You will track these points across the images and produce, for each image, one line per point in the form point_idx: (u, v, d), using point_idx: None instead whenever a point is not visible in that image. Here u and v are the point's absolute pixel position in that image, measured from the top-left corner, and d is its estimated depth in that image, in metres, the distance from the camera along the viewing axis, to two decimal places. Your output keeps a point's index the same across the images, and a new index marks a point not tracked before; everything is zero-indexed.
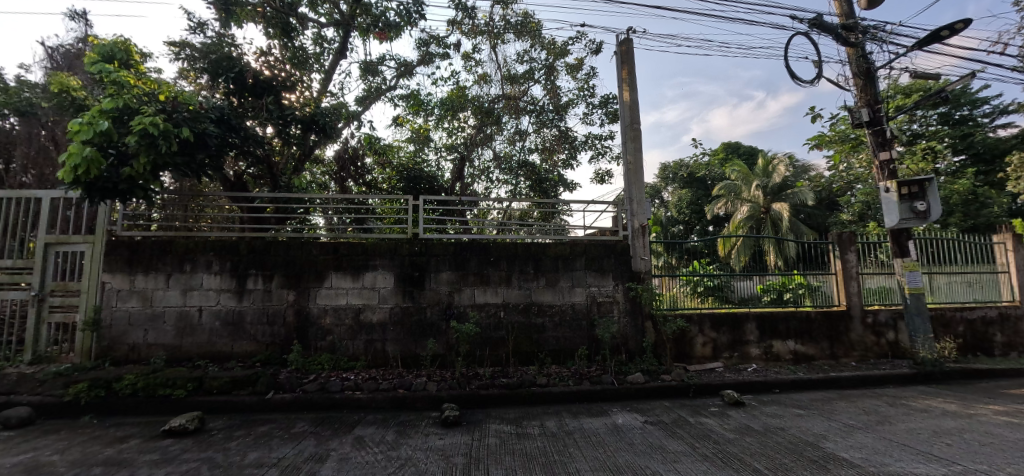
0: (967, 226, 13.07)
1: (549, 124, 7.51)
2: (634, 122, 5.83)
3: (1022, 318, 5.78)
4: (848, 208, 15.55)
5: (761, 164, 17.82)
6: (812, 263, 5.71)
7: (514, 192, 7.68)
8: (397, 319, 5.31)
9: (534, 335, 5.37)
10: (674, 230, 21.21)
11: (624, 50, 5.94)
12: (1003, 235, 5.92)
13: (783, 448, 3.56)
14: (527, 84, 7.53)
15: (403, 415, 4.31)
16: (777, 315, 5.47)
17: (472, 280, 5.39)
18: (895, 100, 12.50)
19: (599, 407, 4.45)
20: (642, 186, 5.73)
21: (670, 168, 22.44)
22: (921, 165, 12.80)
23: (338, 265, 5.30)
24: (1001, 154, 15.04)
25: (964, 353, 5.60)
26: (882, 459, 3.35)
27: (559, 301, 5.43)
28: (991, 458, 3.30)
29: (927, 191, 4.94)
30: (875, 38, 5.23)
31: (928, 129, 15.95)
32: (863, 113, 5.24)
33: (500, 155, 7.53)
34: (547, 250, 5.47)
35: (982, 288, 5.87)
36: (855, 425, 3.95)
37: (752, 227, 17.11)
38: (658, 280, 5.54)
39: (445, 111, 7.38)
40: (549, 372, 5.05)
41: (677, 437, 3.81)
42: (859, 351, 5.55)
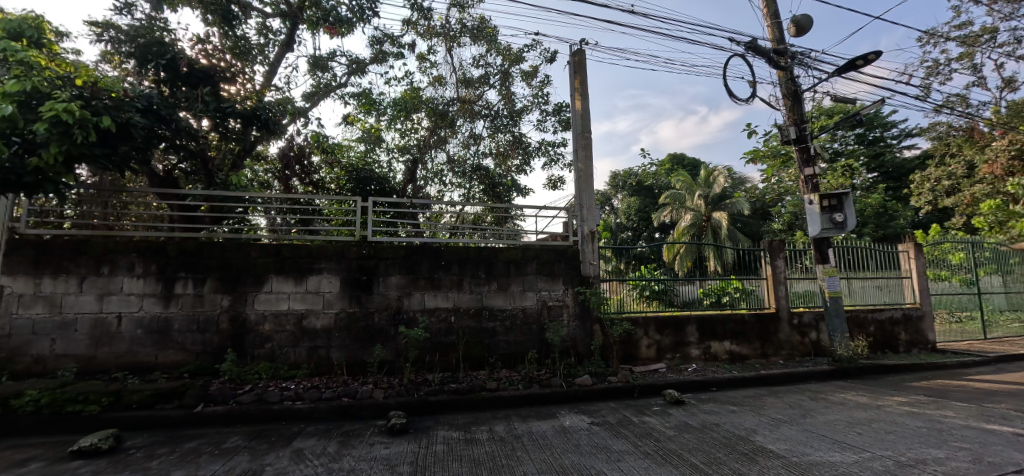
0: (877, 235, 14.59)
1: (503, 129, 7.56)
2: (586, 131, 5.99)
3: (921, 319, 6.48)
4: (779, 218, 16.81)
5: (703, 175, 18.89)
6: (746, 269, 6.12)
7: (467, 196, 7.66)
8: (343, 325, 5.10)
9: (485, 339, 5.34)
10: (623, 236, 21.98)
11: (577, 61, 6.10)
12: (906, 244, 6.63)
13: (718, 443, 3.75)
14: (482, 88, 7.54)
15: (347, 424, 4.12)
16: (716, 317, 5.80)
17: (423, 285, 5.28)
18: (820, 120, 13.76)
19: (548, 409, 4.49)
20: (592, 194, 5.91)
21: (620, 176, 23.33)
22: (841, 180, 14.17)
23: (279, 268, 5.01)
24: (907, 173, 16.93)
25: (874, 350, 6.19)
26: (805, 450, 3.61)
27: (510, 305, 5.45)
28: (894, 445, 3.66)
29: (844, 204, 5.44)
30: (801, 63, 5.71)
31: (847, 148, 17.65)
32: (791, 131, 5.70)
33: (454, 159, 7.49)
34: (499, 255, 5.48)
35: (890, 292, 6.52)
36: (782, 419, 4.25)
37: (695, 235, 18.07)
38: (606, 285, 5.71)
39: (398, 111, 7.22)
40: (499, 376, 5.04)
41: (621, 436, 3.92)
42: (786, 350, 5.99)
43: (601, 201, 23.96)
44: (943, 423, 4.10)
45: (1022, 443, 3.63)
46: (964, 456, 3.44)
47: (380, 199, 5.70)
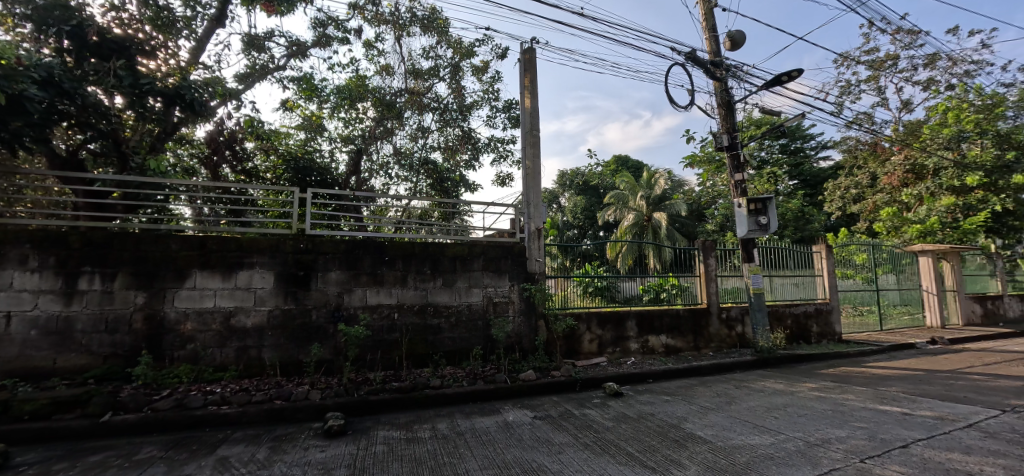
0: (795, 237, 16.10)
1: (452, 124, 7.47)
2: (534, 130, 6.04)
3: (829, 312, 7.21)
4: (712, 220, 17.99)
5: (645, 177, 19.81)
6: (682, 266, 6.48)
7: (414, 190, 7.49)
8: (277, 323, 4.79)
9: (429, 336, 5.25)
10: (568, 233, 22.60)
11: (527, 59, 6.14)
12: (819, 245, 7.33)
13: (653, 432, 3.94)
14: (432, 80, 7.38)
15: (279, 428, 3.87)
16: (654, 313, 6.09)
17: (365, 281, 5.09)
18: (749, 130, 14.92)
19: (492, 405, 4.50)
20: (539, 191, 5.99)
21: (568, 175, 23.84)
22: (766, 187, 15.44)
23: (204, 262, 4.61)
24: (821, 182, 18.81)
25: (791, 341, 6.80)
26: (729, 434, 3.89)
27: (455, 302, 5.39)
28: (804, 427, 4.04)
29: (767, 207, 5.89)
30: (734, 76, 6.11)
31: (773, 156, 19.29)
32: (724, 138, 6.10)
33: (400, 151, 7.26)
34: (445, 250, 5.40)
35: (805, 288, 7.17)
36: (709, 406, 4.54)
37: (636, 234, 18.91)
38: (552, 282, 5.81)
39: (341, 99, 6.89)
40: (443, 373, 4.97)
41: (562, 429, 4.00)
42: (716, 343, 6.42)
43: (548, 199, 24.39)
44: (845, 405, 4.58)
45: (907, 421, 4.14)
46: (861, 434, 3.87)
47: (321, 191, 5.41)
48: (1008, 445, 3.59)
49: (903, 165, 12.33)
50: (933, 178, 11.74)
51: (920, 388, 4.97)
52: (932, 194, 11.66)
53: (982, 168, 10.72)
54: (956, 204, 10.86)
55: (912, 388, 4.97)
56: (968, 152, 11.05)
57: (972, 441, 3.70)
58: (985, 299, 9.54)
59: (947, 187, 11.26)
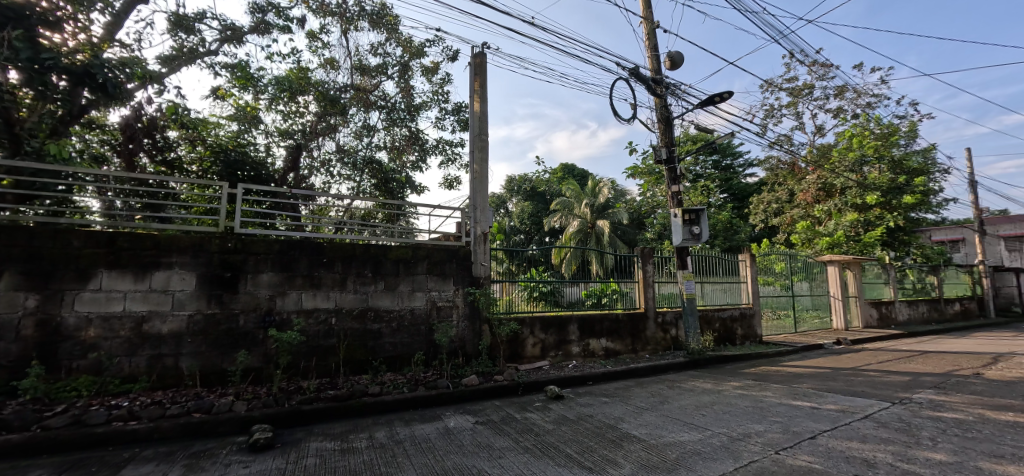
0: (725, 246, 17.38)
1: (399, 123, 7.31)
2: (482, 134, 6.06)
3: (752, 316, 7.82)
4: (651, 228, 18.95)
5: (590, 185, 20.53)
6: (622, 272, 6.76)
7: (357, 190, 7.22)
8: (198, 329, 4.40)
9: (369, 342, 5.06)
10: (515, 238, 22.85)
11: (478, 63, 6.15)
12: (745, 254, 7.96)
13: (591, 433, 4.06)
14: (379, 78, 7.20)
15: (197, 444, 3.55)
16: (595, 317, 6.30)
17: (300, 283, 4.82)
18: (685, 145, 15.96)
19: (433, 412, 4.41)
20: (486, 195, 6.02)
21: (516, 180, 24.14)
22: (699, 198, 16.55)
23: (113, 261, 4.14)
24: (747, 196, 20.49)
25: (718, 343, 7.30)
26: (661, 432, 4.09)
27: (397, 306, 5.25)
28: (728, 423, 4.33)
29: (700, 218, 6.30)
30: (673, 93, 6.49)
31: (706, 171, 20.76)
32: (663, 151, 6.44)
33: (343, 148, 6.97)
34: (388, 253, 5.26)
35: (732, 293, 7.74)
36: (644, 406, 4.74)
37: (581, 240, 19.49)
38: (497, 286, 5.83)
39: (280, 91, 6.51)
40: (383, 380, 4.83)
41: (503, 434, 4.01)
42: (652, 346, 6.74)
43: (496, 203, 24.46)
44: (764, 401, 4.98)
45: (815, 414, 4.58)
46: (777, 428, 4.22)
47: (253, 187, 5.06)
48: (896, 433, 4.08)
49: (816, 183, 13.72)
50: (840, 196, 13.16)
51: (826, 384, 5.52)
52: (839, 210, 13.05)
53: (880, 189, 12.20)
54: (858, 220, 12.24)
55: (820, 385, 5.50)
56: (869, 174, 12.52)
57: (867, 430, 4.16)
58: (880, 304, 10.81)
59: (851, 204, 12.66)
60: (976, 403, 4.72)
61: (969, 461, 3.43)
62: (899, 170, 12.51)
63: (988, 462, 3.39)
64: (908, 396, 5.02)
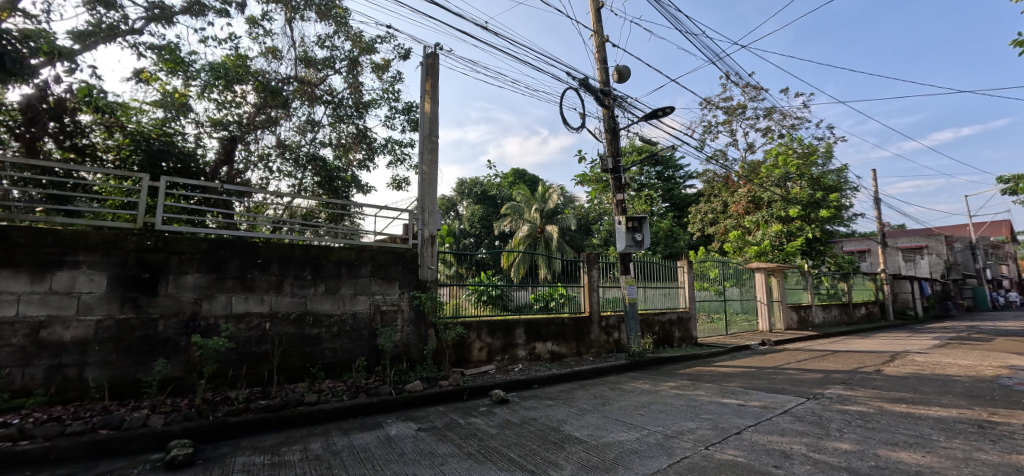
0: (666, 253, 18.34)
1: (346, 120, 7.05)
2: (432, 136, 5.99)
3: (688, 319, 8.29)
4: (597, 235, 19.60)
5: (540, 191, 20.94)
6: (569, 277, 6.95)
7: (298, 187, 6.89)
8: (109, 336, 3.97)
9: (306, 348, 4.82)
10: (464, 242, 22.75)
11: (430, 63, 6.08)
12: (683, 260, 8.43)
13: (534, 436, 4.11)
14: (326, 71, 6.93)
15: (102, 464, 3.19)
16: (542, 321, 6.41)
17: (230, 286, 4.51)
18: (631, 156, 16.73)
19: (373, 420, 4.27)
20: (435, 197, 5.95)
21: (467, 184, 24.16)
22: (642, 207, 17.38)
23: (4, 259, 3.65)
24: (686, 206, 21.78)
25: (657, 346, 7.67)
26: (602, 433, 4.23)
27: (338, 310, 5.06)
28: (664, 421, 4.55)
29: (642, 226, 6.59)
30: (620, 105, 6.75)
31: (650, 181, 21.88)
32: (609, 161, 6.67)
33: (284, 143, 6.62)
34: (330, 255, 5.06)
35: (671, 298, 8.16)
36: (587, 408, 4.86)
37: (530, 244, 19.77)
38: (445, 289, 5.78)
39: (214, 78, 6.07)
40: (321, 388, 4.62)
41: (446, 440, 3.97)
42: (596, 348, 6.96)
43: (445, 206, 24.18)
44: (697, 400, 5.28)
45: (741, 411, 4.93)
46: (707, 425, 4.50)
47: (179, 181, 4.65)
48: (809, 426, 4.47)
49: (747, 196, 14.79)
50: (767, 208, 14.22)
51: (752, 382, 5.96)
52: (766, 221, 14.12)
53: (801, 203, 13.38)
54: (782, 231, 13.38)
55: (746, 383, 5.93)
56: (792, 189, 13.73)
57: (785, 424, 4.53)
58: (799, 308, 11.86)
59: (776, 216, 13.75)
60: (876, 397, 5.28)
61: (868, 449, 3.84)
62: (817, 186, 13.85)
63: (885, 450, 3.80)
64: (820, 392, 5.54)
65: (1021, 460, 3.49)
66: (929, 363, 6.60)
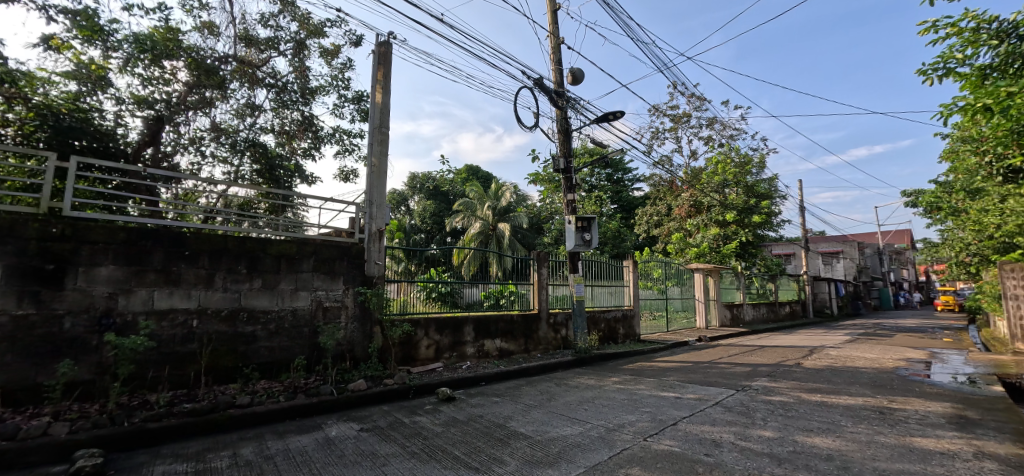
0: (613, 252, 19.07)
1: (290, 106, 6.69)
2: (383, 127, 5.82)
3: (632, 317, 8.66)
4: (549, 233, 19.97)
5: (493, 188, 21.03)
6: (519, 275, 7.04)
7: (235, 175, 6.45)
8: (2, 334, 3.49)
9: (239, 346, 4.54)
10: (415, 237, 22.38)
11: (382, 52, 5.90)
12: (628, 260, 8.78)
13: (479, 433, 4.12)
14: (268, 53, 6.56)
15: None
16: (492, 318, 6.44)
17: (153, 280, 4.15)
18: (583, 157, 17.18)
19: (312, 422, 4.09)
20: (384, 191, 5.80)
21: (419, 178, 23.77)
22: (593, 207, 17.91)
23: None
24: (634, 208, 22.72)
25: (603, 342, 7.94)
26: (547, 428, 4.31)
27: (276, 306, 4.80)
28: (606, 415, 4.71)
29: (591, 226, 6.78)
30: (573, 107, 6.88)
31: (600, 182, 22.61)
32: (561, 161, 6.79)
33: (219, 127, 6.17)
34: (268, 248, 4.80)
35: (616, 296, 8.48)
36: (533, 404, 4.93)
37: (481, 241, 19.79)
38: (393, 286, 5.67)
39: (138, 50, 5.53)
40: (255, 389, 4.36)
41: (390, 440, 3.88)
42: (543, 345, 7.09)
43: (396, 200, 23.68)
44: (637, 394, 5.52)
45: (677, 403, 5.21)
46: (646, 417, 4.71)
47: (93, 162, 4.19)
48: (737, 416, 4.81)
49: (689, 201, 15.65)
50: (707, 213, 15.09)
51: (688, 376, 6.32)
52: (705, 225, 15.00)
53: (736, 209, 14.37)
54: (719, 234, 14.29)
55: (683, 377, 6.29)
56: (729, 195, 14.71)
57: (716, 414, 4.85)
58: (732, 306, 12.74)
59: (715, 220, 14.64)
60: (796, 388, 5.78)
61: (787, 436, 4.19)
62: (751, 193, 14.93)
63: (802, 436, 4.17)
64: (748, 384, 5.97)
65: (912, 441, 3.95)
66: (841, 356, 7.33)
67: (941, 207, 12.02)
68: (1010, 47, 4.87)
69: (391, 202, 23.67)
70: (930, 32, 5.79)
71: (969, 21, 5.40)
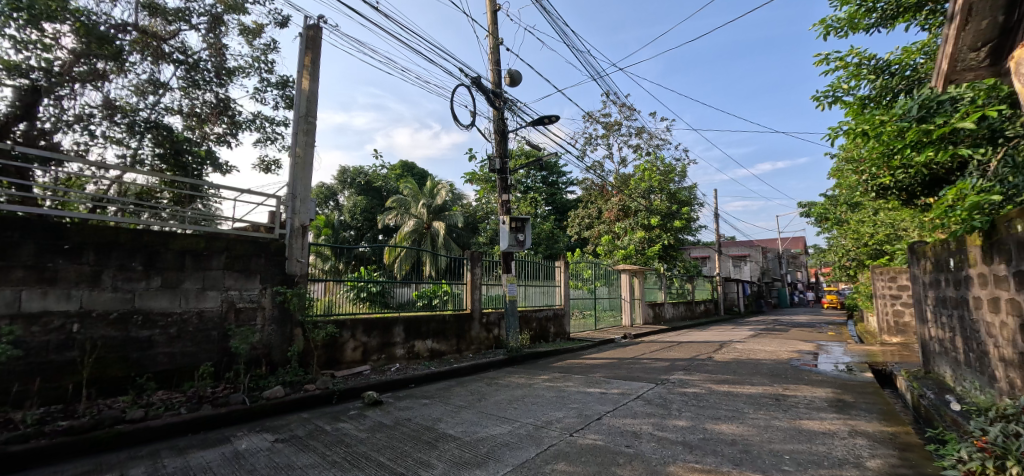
0: (547, 253, 19.66)
1: (203, 86, 6.08)
2: (309, 117, 5.47)
3: (563, 315, 8.94)
4: (484, 234, 20.07)
5: (429, 186, 20.72)
6: (453, 274, 6.99)
7: (132, 159, 5.71)
8: None
9: (131, 354, 4.01)
10: (344, 234, 21.44)
11: (311, 36, 5.54)
12: (561, 261, 9.05)
13: (406, 437, 4.01)
14: (177, 25, 5.89)
15: None
16: (424, 318, 6.33)
17: (21, 277, 3.52)
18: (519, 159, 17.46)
19: (219, 434, 3.72)
20: (309, 184, 5.46)
21: (350, 172, 22.75)
22: (528, 209, 18.28)
23: None
24: (567, 210, 23.55)
25: (535, 341, 8.12)
26: (476, 429, 4.30)
27: (178, 308, 4.32)
28: (535, 413, 4.80)
29: (524, 227, 6.88)
30: (510, 109, 6.95)
31: (536, 184, 23.16)
32: (497, 162, 6.83)
33: (113, 103, 5.40)
34: (171, 242, 4.31)
35: (548, 295, 8.70)
36: (462, 405, 4.90)
37: (415, 240, 19.38)
38: (318, 285, 5.37)
39: (10, 7, 4.71)
40: (151, 401, 3.88)
41: (308, 449, 3.64)
42: (476, 345, 7.09)
43: (323, 195, 22.47)
44: (565, 391, 5.70)
45: (602, 398, 5.46)
46: (573, 413, 4.88)
47: None
48: (655, 408, 5.15)
49: (618, 205, 16.53)
50: (634, 217, 16.04)
51: (613, 372, 6.65)
52: (633, 228, 15.93)
53: (660, 214, 15.43)
54: (644, 237, 15.25)
55: (609, 373, 6.60)
56: (654, 201, 15.76)
57: (637, 407, 5.14)
58: (655, 305, 13.65)
59: (641, 224, 15.59)
60: (707, 379, 6.31)
61: (698, 424, 4.55)
62: (673, 200, 16.11)
63: (711, 424, 4.55)
64: (666, 377, 6.41)
65: (800, 424, 4.47)
66: (745, 349, 8.13)
67: (828, 218, 13.79)
68: (883, 83, 5.70)
69: (318, 196, 22.42)
70: (823, 64, 6.57)
71: (852, 56, 6.21)
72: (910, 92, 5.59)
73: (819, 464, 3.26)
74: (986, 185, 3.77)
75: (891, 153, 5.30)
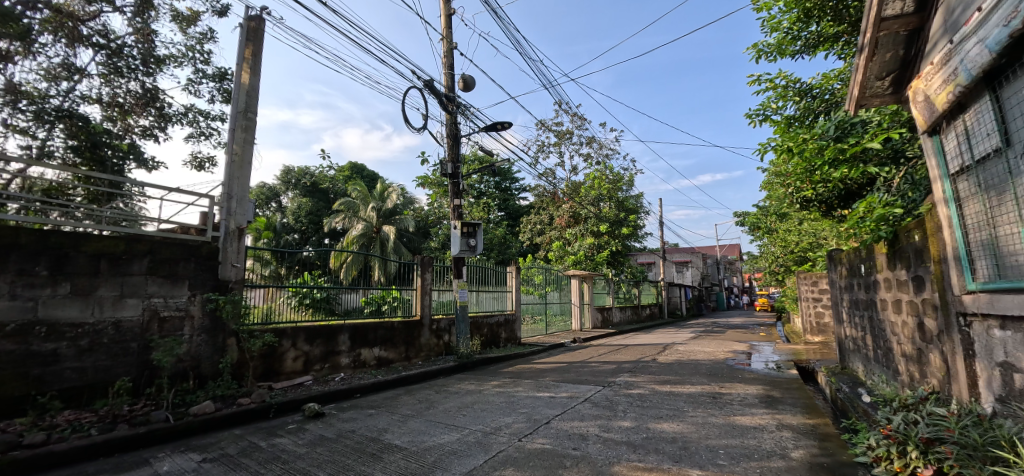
0: (500, 259, 19.75)
1: (127, 74, 5.58)
2: (249, 112, 5.18)
3: (514, 320, 9.01)
4: (436, 238, 19.83)
5: (379, 189, 20.19)
6: (401, 280, 6.87)
7: (39, 151, 5.11)
8: None
9: (32, 370, 3.55)
10: (286, 237, 20.34)
11: (252, 28, 5.26)
12: (512, 266, 9.12)
13: (349, 450, 3.85)
14: (98, 5, 5.36)
15: None
16: (371, 325, 6.15)
17: None
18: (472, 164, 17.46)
19: (137, 456, 3.39)
20: (247, 184, 5.15)
21: (295, 172, 21.68)
22: (481, 214, 18.27)
23: None
24: (520, 216, 23.81)
25: (485, 347, 8.11)
26: (423, 438, 4.21)
27: (91, 318, 3.90)
28: (484, 420, 4.78)
29: (476, 232, 6.86)
30: (463, 113, 6.93)
31: (489, 190, 23.24)
32: (449, 166, 6.78)
33: (17, 88, 4.81)
34: (84, 245, 3.89)
35: (499, 300, 8.73)
36: (410, 414, 4.79)
37: (364, 244, 18.75)
38: (256, 292, 5.07)
39: None
40: (55, 422, 3.46)
41: (240, 468, 3.40)
42: (425, 352, 6.97)
43: (264, 196, 21.22)
44: (515, 396, 5.73)
45: (551, 402, 5.54)
46: (522, 418, 4.92)
47: None
48: (602, 410, 5.30)
49: (569, 212, 16.95)
50: (584, 223, 16.51)
51: (562, 376, 6.77)
52: (583, 234, 16.38)
53: (609, 221, 16.07)
54: (593, 244, 15.73)
55: (558, 376, 6.73)
56: (604, 209, 16.32)
57: (584, 410, 5.27)
58: (603, 309, 14.08)
59: (591, 231, 16.08)
60: (650, 380, 6.60)
61: (641, 424, 4.74)
62: (621, 208, 16.77)
63: (653, 423, 4.75)
64: (612, 380, 6.63)
65: (734, 420, 4.78)
66: (686, 351, 8.58)
67: (760, 227, 14.92)
68: (806, 104, 6.27)
69: (258, 197, 21.14)
70: (756, 84, 7.12)
71: (780, 79, 6.78)
72: (829, 114, 6.19)
73: (749, 457, 3.50)
74: (890, 200, 4.24)
75: (812, 169, 5.83)
